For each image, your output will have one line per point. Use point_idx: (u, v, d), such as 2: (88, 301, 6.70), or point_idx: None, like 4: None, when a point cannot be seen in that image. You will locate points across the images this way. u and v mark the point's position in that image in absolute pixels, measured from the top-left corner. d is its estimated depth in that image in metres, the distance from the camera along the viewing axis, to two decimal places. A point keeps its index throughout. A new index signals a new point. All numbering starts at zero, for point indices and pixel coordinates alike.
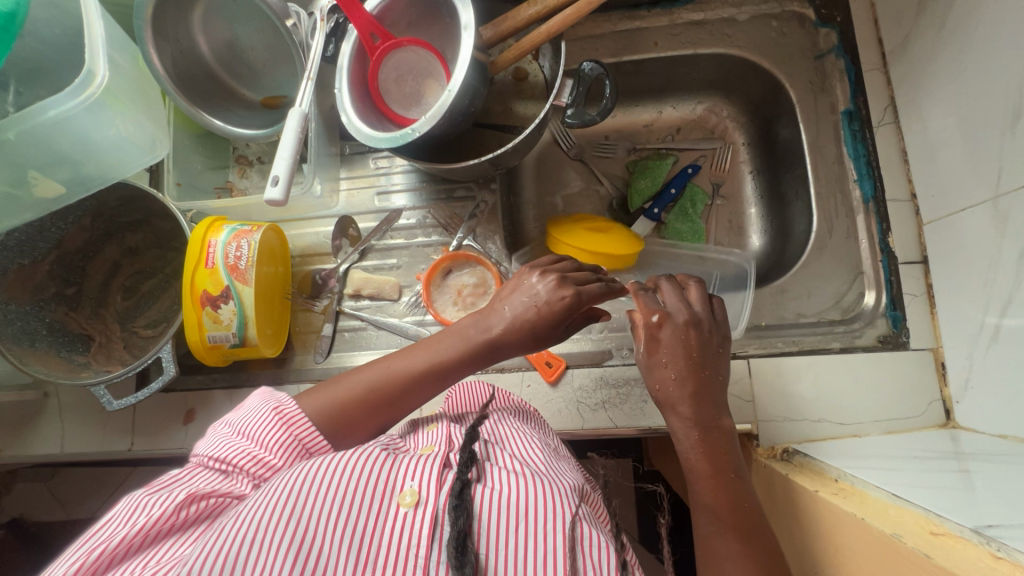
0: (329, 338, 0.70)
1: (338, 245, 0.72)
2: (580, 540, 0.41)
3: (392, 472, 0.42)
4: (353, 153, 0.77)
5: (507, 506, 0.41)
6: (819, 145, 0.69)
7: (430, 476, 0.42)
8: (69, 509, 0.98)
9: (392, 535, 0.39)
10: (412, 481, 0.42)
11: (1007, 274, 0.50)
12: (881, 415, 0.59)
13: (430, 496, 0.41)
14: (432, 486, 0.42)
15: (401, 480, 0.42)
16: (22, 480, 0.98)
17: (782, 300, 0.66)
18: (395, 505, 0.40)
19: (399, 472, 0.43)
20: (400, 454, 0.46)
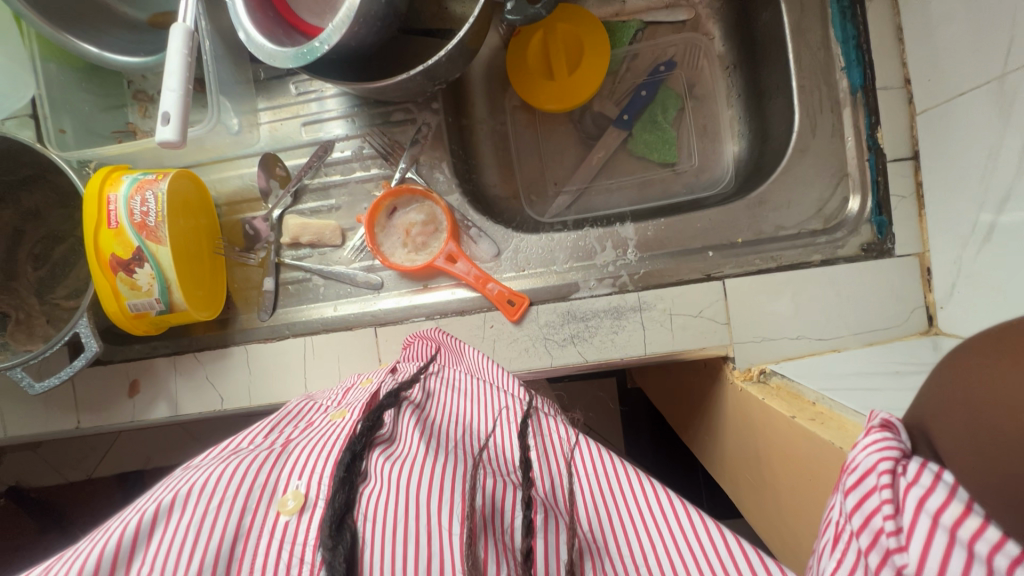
0: (272, 294, 0.64)
1: (266, 187, 0.64)
2: (484, 545, 0.30)
3: (276, 464, 0.32)
4: (269, 78, 0.66)
5: (403, 497, 0.31)
6: (803, 28, 0.60)
7: (320, 458, 0.32)
8: (68, 473, 0.95)
9: (258, 554, 0.28)
10: (298, 468, 0.32)
11: (1008, 165, 0.44)
12: (862, 328, 0.55)
13: (315, 488, 0.31)
14: (316, 474, 0.31)
15: (287, 470, 0.32)
16: (14, 449, 0.94)
17: (762, 212, 0.60)
18: (269, 509, 0.30)
19: (286, 461, 0.32)
20: (299, 435, 0.36)
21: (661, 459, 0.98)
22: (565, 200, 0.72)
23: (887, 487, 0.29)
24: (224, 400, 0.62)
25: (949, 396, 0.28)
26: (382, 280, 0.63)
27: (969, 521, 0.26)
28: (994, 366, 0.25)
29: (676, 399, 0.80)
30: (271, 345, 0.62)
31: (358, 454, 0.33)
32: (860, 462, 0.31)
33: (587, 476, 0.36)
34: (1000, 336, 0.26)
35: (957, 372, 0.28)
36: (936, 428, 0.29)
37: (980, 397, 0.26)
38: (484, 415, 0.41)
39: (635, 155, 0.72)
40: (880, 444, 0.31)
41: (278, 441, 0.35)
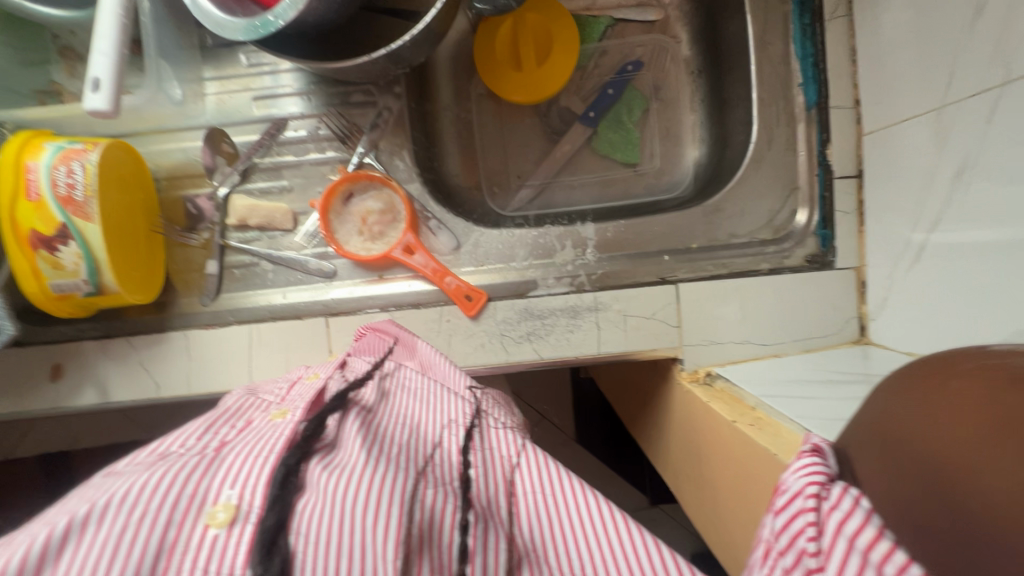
0: (216, 277, 0.60)
1: (212, 164, 0.60)
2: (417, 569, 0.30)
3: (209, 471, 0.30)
4: (218, 46, 0.62)
5: (341, 510, 0.29)
6: (765, 41, 0.61)
7: (256, 462, 0.31)
8: None
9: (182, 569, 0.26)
10: (231, 475, 0.30)
11: (941, 191, 0.47)
12: (801, 335, 0.59)
13: (249, 497, 0.29)
14: (251, 481, 0.30)
15: (218, 478, 0.30)
16: None
17: (717, 219, 0.62)
18: (197, 520, 0.28)
19: (219, 468, 0.30)
20: (236, 438, 0.34)
21: (610, 449, 1.01)
22: (528, 194, 0.72)
23: (811, 510, 0.29)
24: (160, 388, 0.59)
25: (875, 423, 0.29)
26: (335, 268, 0.61)
27: (884, 546, 0.25)
28: (916, 396, 0.26)
29: (627, 392, 0.82)
30: (214, 331, 0.59)
31: (294, 467, 0.31)
32: (790, 485, 0.31)
33: (529, 497, 0.37)
34: (924, 367, 0.27)
35: (885, 400, 0.28)
36: (861, 454, 0.30)
37: (903, 423, 0.27)
38: (432, 422, 0.40)
39: (599, 153, 0.72)
40: (810, 469, 0.31)
41: (212, 445, 0.33)
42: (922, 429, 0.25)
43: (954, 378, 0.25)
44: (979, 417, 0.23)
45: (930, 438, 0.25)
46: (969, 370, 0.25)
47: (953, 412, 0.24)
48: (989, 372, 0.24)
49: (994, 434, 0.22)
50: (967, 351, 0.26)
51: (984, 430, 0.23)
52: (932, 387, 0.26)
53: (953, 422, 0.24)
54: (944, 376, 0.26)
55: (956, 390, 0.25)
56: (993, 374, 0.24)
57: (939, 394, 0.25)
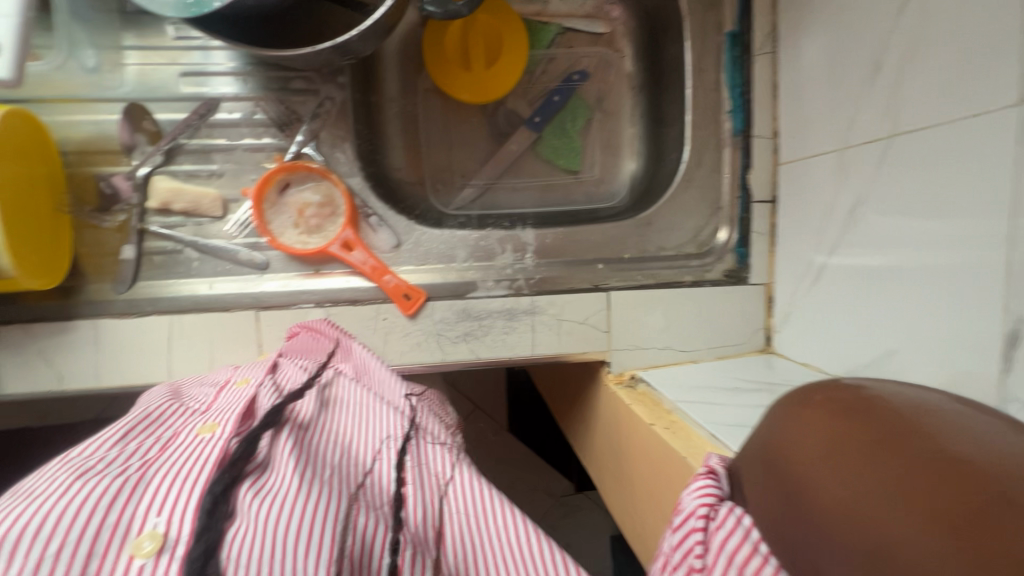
0: (132, 263, 0.56)
1: (130, 141, 0.56)
2: None
3: (135, 496, 0.29)
4: (139, 12, 0.56)
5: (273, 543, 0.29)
6: (701, 67, 0.65)
7: (186, 487, 0.30)
8: None
9: None
10: (159, 504, 0.29)
11: (839, 223, 0.54)
12: (715, 343, 0.64)
13: (178, 526, 0.28)
14: (180, 508, 0.29)
15: (145, 506, 0.29)
16: None
17: (648, 232, 0.66)
18: (121, 552, 0.27)
19: (144, 493, 0.30)
20: (160, 456, 0.33)
21: (539, 439, 1.05)
22: (471, 194, 0.72)
23: (700, 529, 0.31)
24: (64, 380, 0.55)
25: (756, 454, 0.31)
26: (267, 260, 0.59)
27: (756, 563, 0.27)
28: (785, 426, 0.29)
29: (557, 388, 0.86)
30: (128, 322, 0.55)
31: (221, 496, 0.30)
32: (686, 504, 0.34)
33: (461, 514, 0.38)
34: (791, 400, 0.30)
35: (764, 433, 0.31)
36: (748, 481, 0.31)
37: (776, 450, 0.29)
38: (368, 439, 0.40)
39: (543, 159, 0.74)
40: (702, 490, 0.34)
41: (136, 462, 0.32)
42: (789, 454, 0.27)
43: (812, 408, 0.28)
44: (831, 439, 0.26)
45: (795, 460, 0.27)
46: (819, 402, 0.28)
47: (812, 438, 0.26)
48: (841, 403, 0.27)
49: (842, 452, 0.25)
50: (825, 386, 0.30)
51: (835, 449, 0.25)
52: (797, 417, 0.28)
53: (813, 445, 0.26)
54: (806, 407, 0.29)
55: (814, 418, 0.27)
56: (842, 405, 0.27)
57: (801, 422, 0.28)
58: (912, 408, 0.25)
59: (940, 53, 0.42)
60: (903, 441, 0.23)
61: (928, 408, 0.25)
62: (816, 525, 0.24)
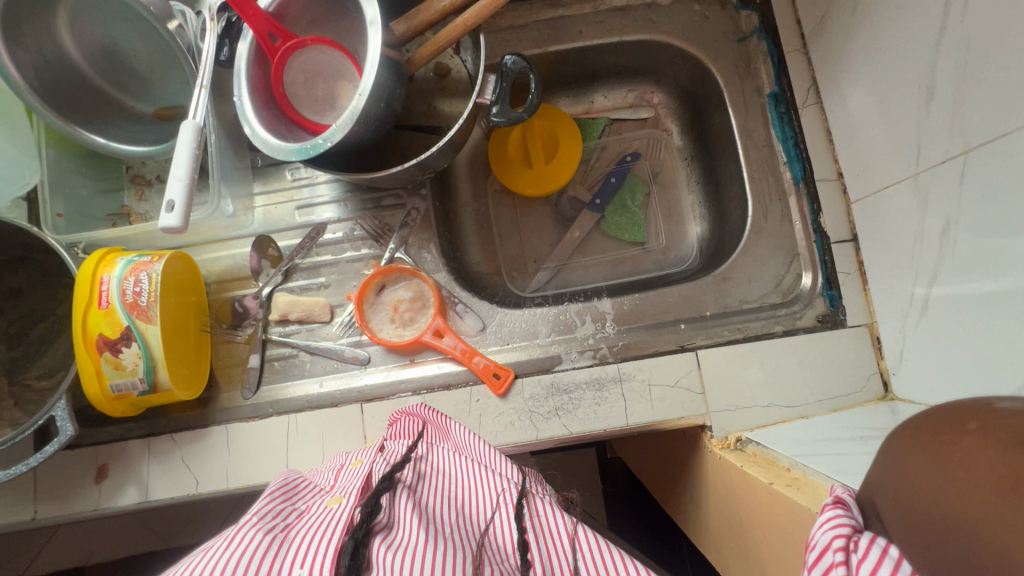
0: (257, 370, 0.64)
1: (258, 266, 0.67)
2: None
3: (279, 552, 0.33)
4: (266, 165, 0.70)
5: None
6: (748, 128, 0.68)
7: (321, 541, 0.33)
8: None
9: None
10: (300, 556, 0.32)
11: (932, 246, 0.51)
12: (825, 394, 0.59)
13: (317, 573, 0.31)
14: (318, 559, 0.31)
15: (289, 560, 0.32)
16: None
17: (726, 287, 0.66)
18: None
19: (286, 550, 0.34)
20: (295, 526, 0.37)
21: (647, 533, 0.96)
22: (545, 276, 0.77)
23: (840, 563, 0.31)
24: (199, 483, 0.60)
25: (889, 474, 0.32)
26: (369, 355, 0.64)
27: None
28: (924, 449, 0.30)
29: (657, 467, 0.81)
30: (254, 424, 0.61)
31: (360, 541, 0.34)
32: (819, 540, 0.34)
33: (592, 556, 0.38)
34: (936, 422, 0.31)
35: (898, 450, 0.32)
36: (881, 500, 0.32)
37: (914, 473, 0.30)
38: (482, 499, 0.42)
39: (608, 235, 0.78)
40: (835, 522, 0.34)
41: (280, 523, 0.37)
42: (926, 472, 0.29)
43: (964, 435, 0.28)
44: (980, 463, 0.27)
45: (934, 483, 0.28)
46: (977, 429, 0.28)
47: (957, 459, 0.28)
48: (993, 429, 0.27)
49: (989, 478, 0.26)
50: (978, 411, 0.29)
51: (981, 473, 0.26)
52: (941, 442, 0.29)
53: (960, 468, 0.27)
54: (954, 432, 0.29)
55: (966, 444, 0.28)
56: (994, 431, 0.27)
57: (945, 448, 0.28)
58: None
59: (993, 65, 0.44)
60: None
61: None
62: (954, 537, 0.26)
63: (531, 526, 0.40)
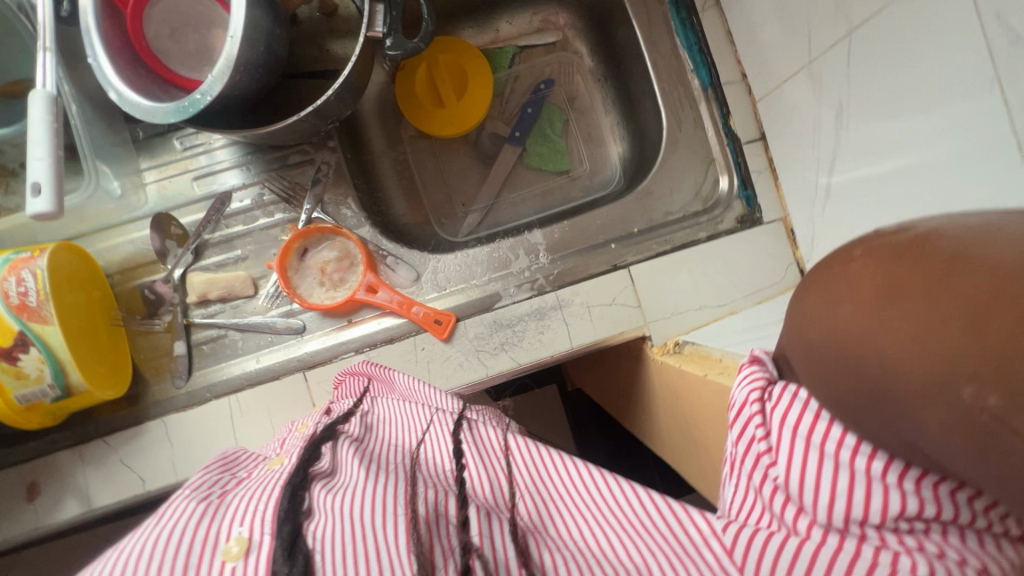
0: (185, 358, 0.60)
1: (162, 248, 0.61)
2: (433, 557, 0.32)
3: (217, 516, 0.32)
4: (149, 137, 0.63)
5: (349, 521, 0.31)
6: (654, 39, 0.67)
7: (260, 499, 0.32)
8: None
9: None
10: (239, 515, 0.31)
11: (829, 132, 0.54)
12: (750, 289, 0.63)
13: (259, 529, 0.30)
14: (258, 515, 0.31)
15: (228, 521, 0.31)
16: None
17: (650, 202, 0.67)
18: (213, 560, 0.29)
19: (224, 513, 0.32)
20: (235, 491, 0.35)
21: (612, 451, 1.02)
22: (475, 218, 0.75)
23: (757, 413, 0.36)
24: (145, 481, 0.58)
25: (797, 318, 0.35)
26: (303, 323, 0.62)
27: (817, 425, 0.33)
28: (821, 287, 0.32)
29: (611, 388, 0.84)
30: (192, 412, 0.59)
31: (299, 484, 0.34)
32: (739, 397, 0.38)
33: (524, 464, 0.41)
34: (829, 262, 0.33)
35: (804, 293, 0.34)
36: (795, 342, 0.35)
37: (815, 315, 0.32)
38: (422, 429, 0.42)
39: (533, 167, 0.77)
40: (751, 377, 0.37)
41: (217, 490, 0.36)
42: (824, 306, 0.32)
43: (850, 264, 0.31)
44: (867, 289, 0.29)
45: (831, 314, 0.31)
46: (859, 256, 0.30)
47: (845, 288, 0.30)
48: (873, 254, 0.29)
49: (873, 299, 0.28)
50: (863, 239, 0.31)
51: (864, 296, 0.29)
52: (833, 275, 0.31)
53: (849, 294, 0.30)
54: (843, 263, 0.31)
55: (853, 274, 0.30)
56: (874, 254, 0.29)
57: (835, 280, 0.31)
58: (947, 233, 0.27)
59: None
60: (919, 269, 0.26)
61: (955, 223, 0.27)
62: (859, 360, 0.29)
63: (467, 438, 0.42)
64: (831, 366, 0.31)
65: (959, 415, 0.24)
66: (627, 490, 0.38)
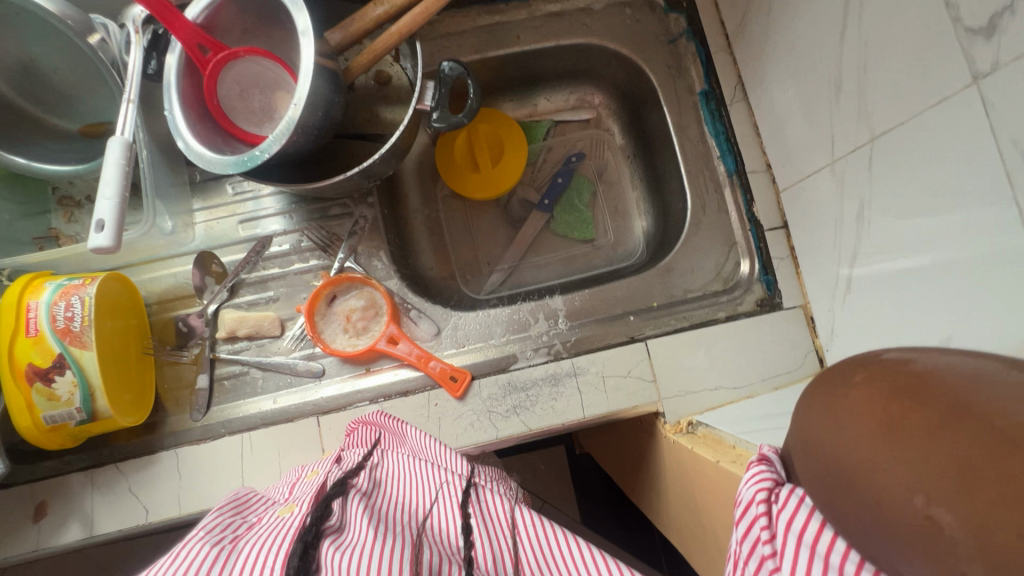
0: (206, 391, 0.62)
1: (201, 284, 0.65)
2: None
3: (227, 563, 0.33)
4: (206, 180, 0.68)
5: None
6: (683, 125, 0.71)
7: (270, 549, 0.33)
8: None
9: None
10: (248, 565, 0.32)
11: (851, 228, 0.55)
12: (768, 374, 0.62)
13: None
14: (266, 566, 0.31)
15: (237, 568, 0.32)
16: None
17: (671, 278, 0.68)
18: None
19: (234, 561, 0.33)
20: (246, 537, 0.36)
21: (618, 525, 0.98)
22: (498, 277, 0.78)
23: (763, 514, 0.35)
24: (149, 512, 0.58)
25: (800, 430, 0.35)
26: (323, 367, 0.63)
27: (824, 533, 0.31)
28: (825, 405, 0.33)
29: (621, 459, 0.83)
30: (205, 446, 0.60)
31: (310, 543, 0.34)
32: (745, 496, 0.37)
33: (531, 542, 0.40)
34: (831, 379, 0.34)
35: (807, 407, 0.35)
36: (797, 456, 0.35)
37: (818, 431, 0.33)
38: (429, 489, 0.43)
39: (559, 234, 0.80)
40: (758, 476, 0.37)
41: (228, 535, 0.36)
42: (826, 425, 0.32)
43: (854, 386, 0.31)
44: (864, 413, 0.30)
45: (834, 433, 0.31)
46: (863, 379, 0.31)
47: (848, 410, 0.31)
48: (874, 378, 0.31)
49: (873, 423, 0.29)
50: (866, 363, 0.33)
51: (867, 421, 0.29)
52: (837, 394, 0.32)
53: (852, 418, 0.30)
54: (846, 384, 0.32)
55: (855, 395, 0.31)
56: (876, 379, 0.31)
57: (839, 399, 0.32)
58: (947, 374, 0.28)
59: (889, 60, 0.48)
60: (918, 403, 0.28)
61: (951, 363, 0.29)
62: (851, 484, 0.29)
63: (475, 512, 0.42)
64: (831, 487, 0.31)
65: (948, 562, 0.24)
66: (623, 575, 0.37)
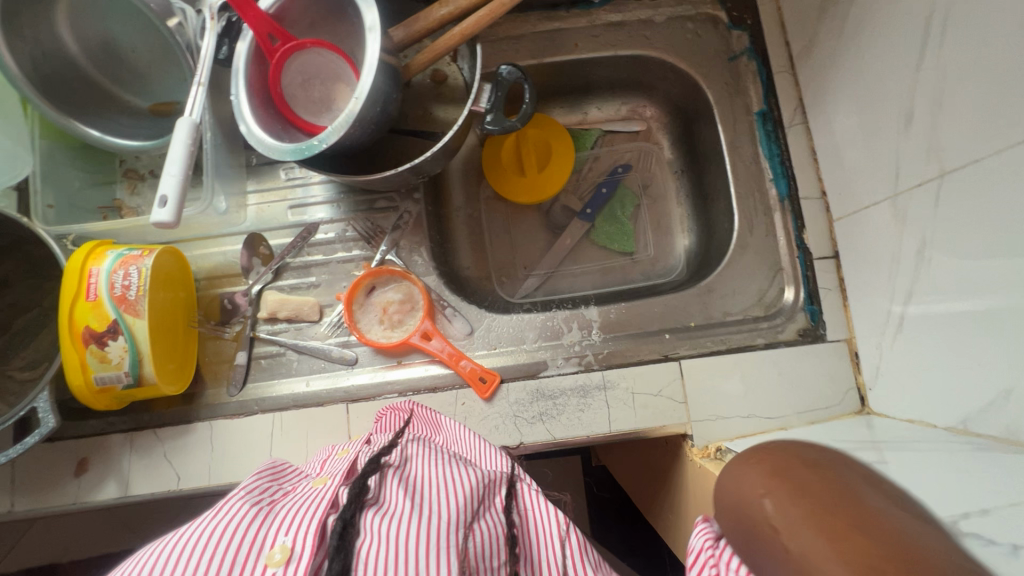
0: (243, 368, 0.64)
1: (248, 264, 0.66)
2: None
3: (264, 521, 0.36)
4: (261, 164, 0.70)
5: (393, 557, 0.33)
6: (737, 144, 0.70)
7: (306, 515, 0.35)
8: None
9: None
10: (285, 525, 0.35)
11: (908, 266, 0.53)
12: (804, 407, 0.60)
13: (299, 542, 0.34)
14: (301, 530, 0.34)
15: (274, 528, 0.35)
16: None
17: (711, 299, 0.67)
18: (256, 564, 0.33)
19: (273, 520, 0.36)
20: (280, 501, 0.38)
21: (631, 544, 0.96)
22: (534, 282, 0.78)
23: (711, 559, 0.38)
24: (180, 479, 0.60)
25: (720, 494, 0.41)
26: (356, 356, 0.65)
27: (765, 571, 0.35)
28: (739, 475, 0.39)
29: (641, 478, 0.81)
30: (238, 421, 0.61)
31: (350, 519, 0.35)
32: (694, 545, 0.41)
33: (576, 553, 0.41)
34: (747, 455, 0.40)
35: (726, 478, 0.41)
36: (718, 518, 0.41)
37: (734, 497, 0.38)
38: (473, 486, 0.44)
39: (598, 244, 0.79)
40: (704, 529, 0.41)
41: (267, 497, 0.38)
42: (738, 493, 0.38)
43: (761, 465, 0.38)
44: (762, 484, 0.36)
45: (743, 501, 0.37)
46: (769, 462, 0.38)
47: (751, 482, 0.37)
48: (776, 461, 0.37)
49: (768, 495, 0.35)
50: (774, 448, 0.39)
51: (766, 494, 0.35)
52: (748, 468, 0.39)
53: (756, 488, 0.36)
54: (757, 462, 0.39)
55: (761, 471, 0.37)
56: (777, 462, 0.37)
57: (749, 472, 0.38)
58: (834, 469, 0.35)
59: (966, 95, 0.46)
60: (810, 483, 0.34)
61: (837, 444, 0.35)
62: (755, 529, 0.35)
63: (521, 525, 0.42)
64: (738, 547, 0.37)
65: None
66: None
